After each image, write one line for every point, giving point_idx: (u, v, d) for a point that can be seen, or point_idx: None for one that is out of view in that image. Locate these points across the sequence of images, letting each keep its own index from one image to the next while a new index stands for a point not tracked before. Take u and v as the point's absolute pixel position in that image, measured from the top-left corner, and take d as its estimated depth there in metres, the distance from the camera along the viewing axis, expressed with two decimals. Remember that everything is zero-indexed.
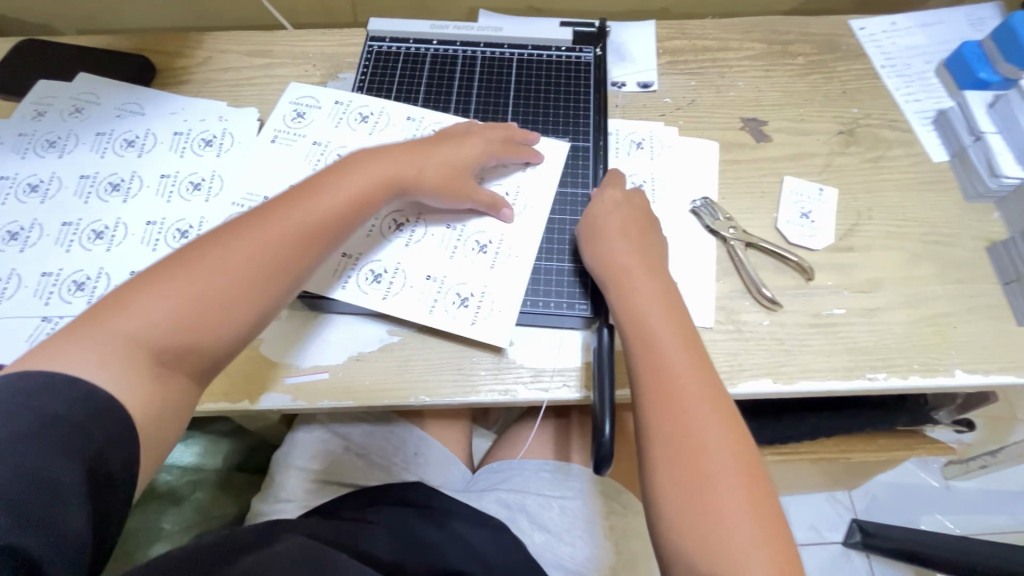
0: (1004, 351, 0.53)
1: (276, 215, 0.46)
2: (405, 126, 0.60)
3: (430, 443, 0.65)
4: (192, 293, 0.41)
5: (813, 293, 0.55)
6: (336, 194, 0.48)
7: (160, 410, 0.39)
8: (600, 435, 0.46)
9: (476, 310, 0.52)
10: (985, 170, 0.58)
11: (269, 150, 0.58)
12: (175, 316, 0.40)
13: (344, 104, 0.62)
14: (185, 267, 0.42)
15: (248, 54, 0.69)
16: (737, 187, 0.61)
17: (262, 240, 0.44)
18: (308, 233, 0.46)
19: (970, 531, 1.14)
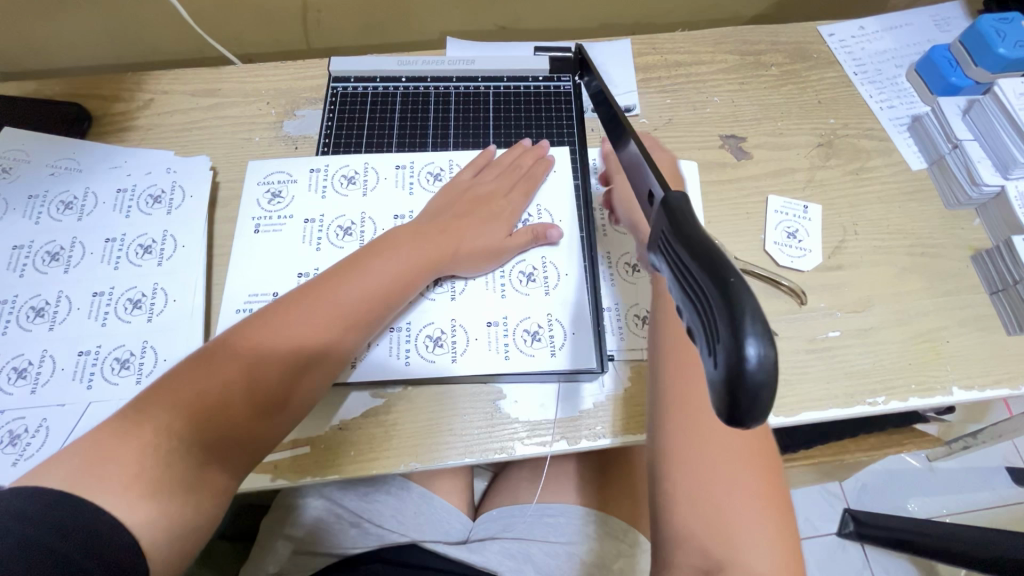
0: (997, 362, 0.53)
1: (320, 300, 0.44)
2: (400, 177, 0.57)
3: (430, 499, 0.63)
4: (233, 384, 0.39)
5: (808, 316, 0.54)
6: (379, 276, 0.46)
7: (190, 520, 0.36)
8: (741, 349, 0.19)
9: (537, 365, 0.50)
10: (965, 179, 0.58)
11: (263, 243, 0.53)
12: (209, 410, 0.38)
13: (324, 166, 0.57)
14: (224, 355, 0.40)
15: (194, 95, 0.64)
16: (722, 210, 0.59)
17: (301, 329, 0.42)
18: (355, 321, 0.45)
19: (957, 511, 1.16)
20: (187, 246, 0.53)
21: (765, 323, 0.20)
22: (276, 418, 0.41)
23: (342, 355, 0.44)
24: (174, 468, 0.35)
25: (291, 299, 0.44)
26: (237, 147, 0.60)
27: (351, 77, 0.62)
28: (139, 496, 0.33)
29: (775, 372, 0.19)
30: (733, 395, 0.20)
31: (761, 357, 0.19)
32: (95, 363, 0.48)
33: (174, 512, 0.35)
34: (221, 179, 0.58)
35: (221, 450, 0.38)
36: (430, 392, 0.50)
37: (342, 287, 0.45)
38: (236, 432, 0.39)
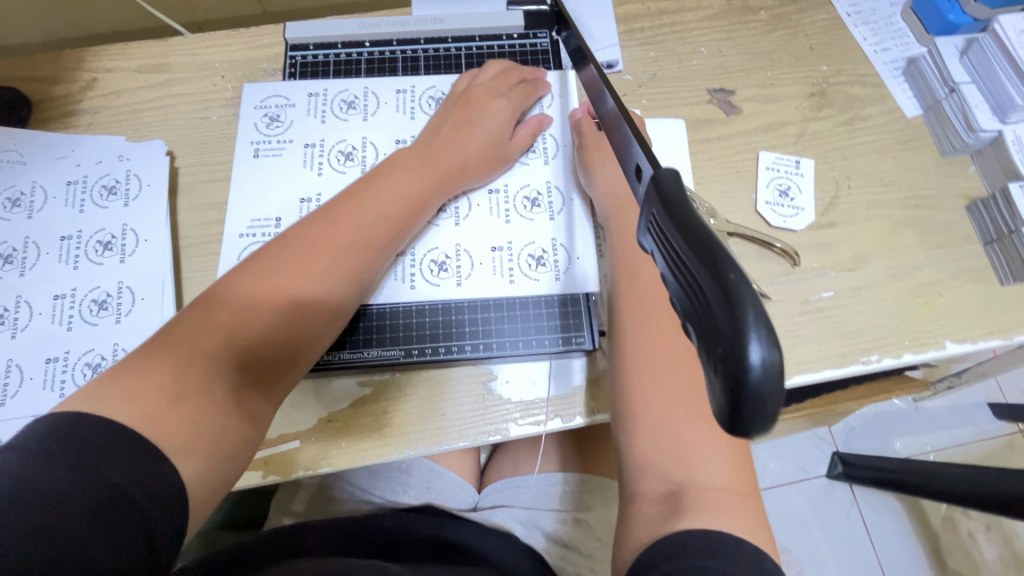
0: (989, 314, 0.52)
1: (328, 224, 0.43)
2: (394, 102, 0.55)
3: (439, 473, 0.62)
4: (262, 309, 0.39)
5: (801, 278, 0.53)
6: (390, 198, 0.45)
7: (227, 454, 0.37)
8: (742, 355, 0.18)
9: (542, 289, 0.51)
10: (962, 125, 0.56)
11: (263, 169, 0.52)
12: (239, 339, 0.38)
13: (322, 90, 0.55)
14: (241, 285, 0.40)
15: (142, 71, 0.59)
16: (712, 171, 0.57)
17: (305, 256, 0.41)
18: (364, 246, 0.44)
19: (940, 447, 1.21)
20: (151, 240, 0.50)
21: (769, 326, 0.18)
22: (301, 347, 0.41)
23: (360, 281, 0.44)
24: (209, 393, 0.36)
25: (303, 227, 0.43)
26: (193, 128, 0.56)
27: (310, 44, 0.57)
28: (182, 426, 0.34)
29: (780, 381, 0.18)
30: (734, 403, 0.18)
31: (766, 363, 0.18)
32: (64, 370, 0.46)
33: (211, 446, 0.35)
34: (179, 164, 0.54)
35: (258, 377, 0.39)
36: (417, 379, 0.49)
37: (349, 212, 0.44)
38: (268, 358, 0.40)
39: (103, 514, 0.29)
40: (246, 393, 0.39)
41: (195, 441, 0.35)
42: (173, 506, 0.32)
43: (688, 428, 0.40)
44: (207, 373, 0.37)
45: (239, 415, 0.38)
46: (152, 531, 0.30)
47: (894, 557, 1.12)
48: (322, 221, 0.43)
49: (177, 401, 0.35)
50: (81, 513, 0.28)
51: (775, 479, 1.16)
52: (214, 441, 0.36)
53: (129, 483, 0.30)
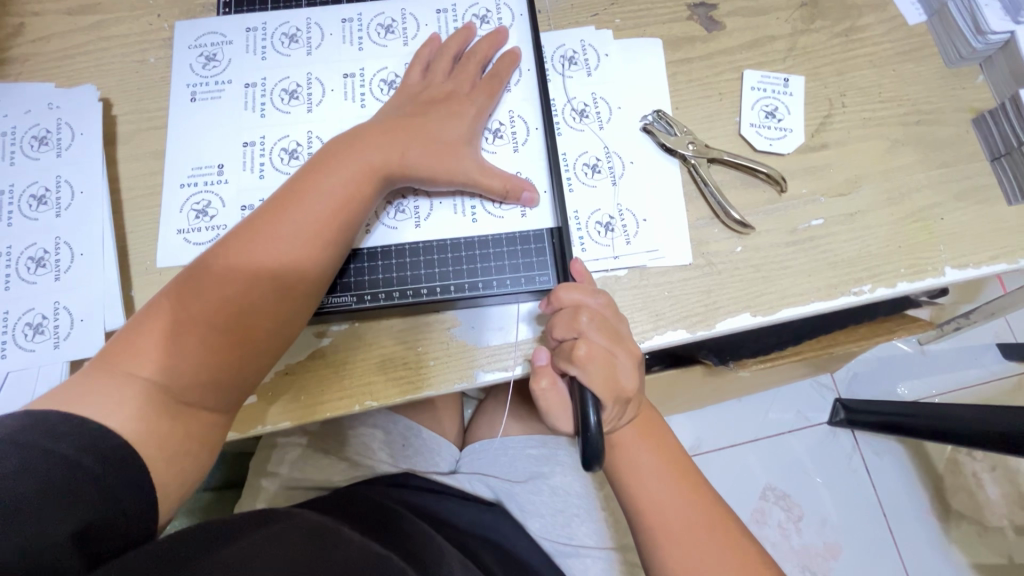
0: (995, 236, 0.48)
1: (260, 232, 0.40)
2: (340, 35, 0.50)
3: (416, 431, 0.62)
4: (194, 335, 0.37)
5: (789, 205, 0.49)
6: (326, 196, 0.41)
7: (183, 455, 0.37)
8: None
9: (506, 228, 0.47)
10: (969, 28, 0.50)
11: (201, 114, 0.48)
12: (176, 360, 0.37)
13: (262, 24, 0.50)
14: (178, 301, 0.38)
15: (73, 13, 0.54)
16: (692, 94, 0.52)
17: (235, 270, 0.39)
18: (303, 252, 0.40)
19: (945, 390, 1.18)
20: (88, 192, 0.47)
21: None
22: (247, 362, 0.39)
23: (307, 288, 0.41)
24: (155, 405, 0.36)
25: (235, 235, 0.40)
26: (129, 72, 0.52)
27: None
28: (120, 431, 0.34)
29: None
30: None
31: None
32: (5, 331, 0.44)
33: (163, 450, 0.36)
34: (116, 112, 0.50)
35: (201, 400, 0.38)
36: (381, 327, 0.46)
37: (281, 215, 0.40)
38: (210, 375, 0.38)
39: (51, 483, 0.29)
40: (192, 411, 0.38)
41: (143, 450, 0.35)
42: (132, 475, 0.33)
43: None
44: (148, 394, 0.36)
45: (191, 428, 0.37)
46: (112, 493, 0.31)
47: (897, 500, 1.12)
48: (254, 229, 0.40)
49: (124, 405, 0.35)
50: (24, 479, 0.29)
51: (776, 429, 1.15)
52: (155, 444, 0.35)
53: (79, 454, 0.31)
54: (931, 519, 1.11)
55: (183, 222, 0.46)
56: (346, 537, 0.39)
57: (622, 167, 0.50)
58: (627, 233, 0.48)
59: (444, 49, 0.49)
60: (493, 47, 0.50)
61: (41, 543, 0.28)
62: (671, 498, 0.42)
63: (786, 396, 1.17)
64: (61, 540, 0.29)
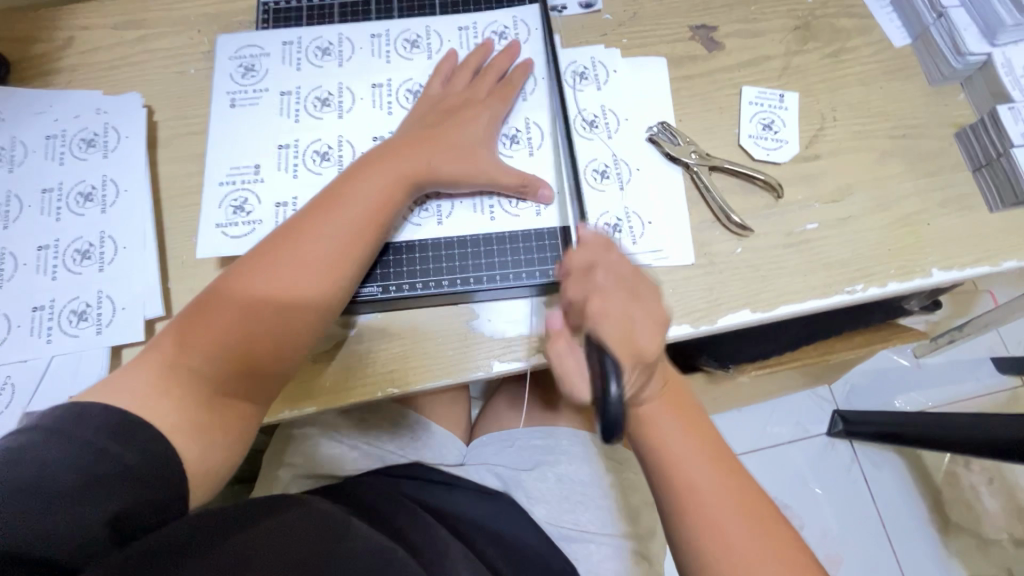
0: (978, 240, 0.52)
1: (292, 236, 0.42)
2: (372, 48, 0.55)
3: (429, 426, 0.64)
4: (227, 330, 0.40)
5: (785, 210, 0.52)
6: (354, 203, 0.44)
7: (216, 444, 0.39)
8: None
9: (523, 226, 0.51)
10: (950, 50, 0.55)
11: (239, 118, 0.52)
12: (209, 353, 0.39)
13: (302, 37, 0.54)
14: (215, 298, 0.41)
15: (119, 28, 0.58)
16: (694, 107, 0.56)
17: (266, 270, 0.41)
18: (334, 255, 0.43)
19: (942, 402, 1.20)
20: (131, 191, 0.50)
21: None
22: (277, 359, 0.41)
23: (336, 288, 0.43)
24: (189, 395, 0.38)
25: (270, 239, 0.43)
26: (171, 82, 0.56)
27: None
28: (168, 412, 0.37)
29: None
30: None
31: None
32: (51, 318, 0.47)
33: (195, 437, 0.38)
34: (158, 117, 0.54)
35: (242, 387, 0.40)
36: (402, 319, 0.49)
37: (312, 220, 0.43)
38: (242, 368, 0.40)
39: (91, 475, 0.32)
40: (224, 402, 0.40)
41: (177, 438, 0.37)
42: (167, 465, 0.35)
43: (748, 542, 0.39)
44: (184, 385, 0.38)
45: (223, 418, 0.40)
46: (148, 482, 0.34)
47: (896, 511, 1.13)
48: (287, 232, 0.43)
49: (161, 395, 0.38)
50: (68, 471, 0.32)
51: (776, 439, 1.17)
52: (190, 431, 0.37)
53: (117, 446, 0.34)
54: (930, 530, 1.12)
55: (220, 218, 0.49)
56: (361, 527, 0.40)
57: (629, 173, 0.53)
58: (633, 234, 0.51)
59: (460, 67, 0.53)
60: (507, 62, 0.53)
61: (83, 531, 0.30)
62: (698, 462, 0.42)
63: (785, 407, 1.19)
64: (99, 529, 0.31)
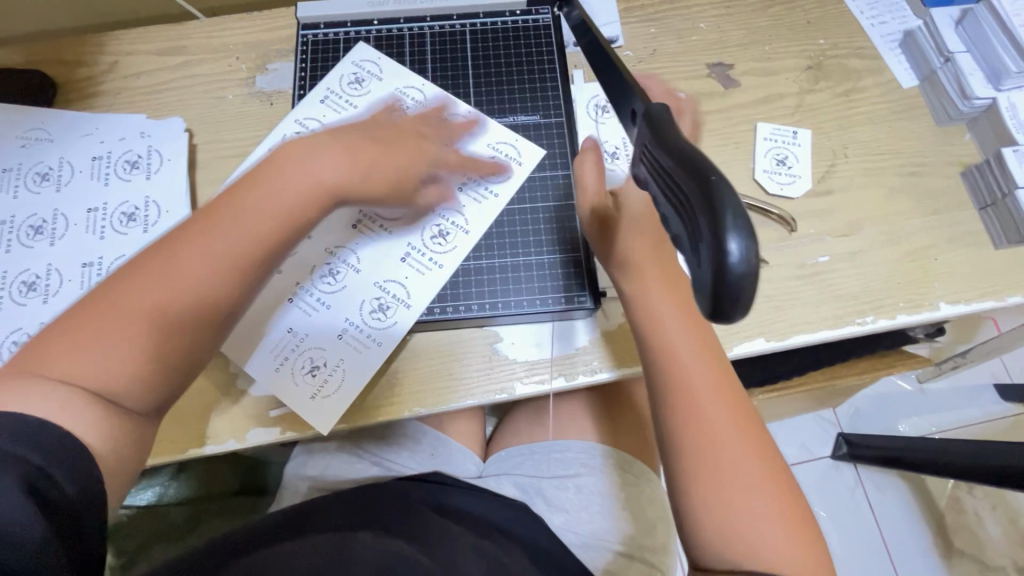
0: (984, 276, 0.54)
1: (229, 205, 0.38)
2: (386, 84, 0.57)
3: (446, 442, 0.66)
4: (140, 303, 0.35)
5: (798, 243, 0.54)
6: (305, 172, 0.40)
7: (118, 440, 0.34)
8: (728, 247, 0.19)
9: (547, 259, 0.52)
10: (957, 93, 0.57)
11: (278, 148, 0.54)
12: (119, 331, 0.34)
13: (297, 121, 0.56)
14: (132, 273, 0.36)
15: (161, 54, 0.61)
16: (710, 142, 0.58)
17: (199, 240, 0.37)
18: (274, 228, 0.38)
19: (945, 427, 1.21)
20: (173, 212, 0.53)
21: (747, 220, 0.19)
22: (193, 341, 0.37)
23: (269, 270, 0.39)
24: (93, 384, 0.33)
25: (207, 211, 0.38)
26: (210, 107, 0.58)
27: (321, 23, 0.60)
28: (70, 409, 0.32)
29: (755, 266, 0.19)
30: (716, 294, 0.19)
31: (743, 252, 0.19)
32: None
33: (97, 434, 0.33)
34: (198, 141, 0.57)
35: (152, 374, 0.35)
36: (429, 341, 0.51)
37: (257, 190, 0.39)
38: (157, 353, 0.35)
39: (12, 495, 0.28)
40: (131, 392, 0.35)
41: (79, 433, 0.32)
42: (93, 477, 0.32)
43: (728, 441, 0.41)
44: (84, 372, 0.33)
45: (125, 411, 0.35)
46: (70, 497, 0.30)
47: (900, 535, 1.13)
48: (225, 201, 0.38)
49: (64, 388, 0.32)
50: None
51: None
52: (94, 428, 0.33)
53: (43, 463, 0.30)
54: (934, 555, 1.12)
55: None
56: None
57: None
58: None
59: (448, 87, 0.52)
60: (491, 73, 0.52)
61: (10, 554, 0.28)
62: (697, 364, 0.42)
63: (790, 429, 1.20)
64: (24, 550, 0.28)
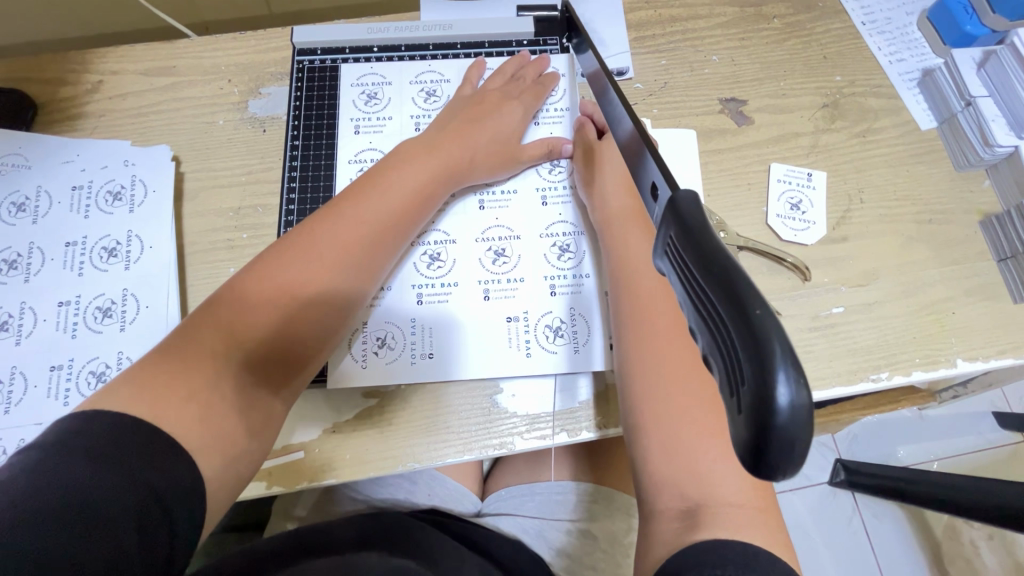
0: (1002, 332, 0.52)
1: (334, 216, 0.44)
2: (399, 85, 0.56)
3: (443, 481, 0.64)
4: (268, 310, 0.40)
5: (812, 293, 0.52)
6: (395, 189, 0.46)
7: (241, 453, 0.37)
8: (771, 394, 0.17)
9: (552, 300, 0.51)
10: (977, 139, 0.55)
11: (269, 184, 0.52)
12: (248, 337, 0.39)
13: (352, 159, 0.54)
14: (248, 285, 0.40)
15: (148, 74, 0.58)
16: (722, 182, 0.56)
17: (312, 248, 0.42)
18: (378, 236, 0.45)
19: (943, 456, 1.20)
20: (156, 247, 0.50)
21: (796, 362, 0.17)
22: (312, 345, 0.42)
23: (372, 276, 0.45)
24: (227, 390, 0.37)
25: (310, 221, 0.44)
26: (199, 132, 0.55)
27: (317, 48, 0.57)
28: (199, 425, 0.35)
29: (808, 422, 0.17)
30: (762, 447, 0.18)
31: (793, 403, 0.17)
32: (69, 377, 0.46)
33: (232, 445, 0.36)
34: (186, 169, 0.54)
35: (272, 372, 0.40)
36: (425, 393, 0.48)
37: (356, 200, 0.45)
38: (278, 354, 0.40)
39: (123, 510, 0.30)
40: (258, 395, 0.39)
41: (219, 442, 0.35)
42: (195, 493, 0.33)
43: (680, 360, 0.42)
44: (221, 372, 0.37)
45: (259, 410, 0.39)
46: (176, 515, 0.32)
47: (896, 564, 1.12)
48: (331, 214, 0.44)
49: (188, 400, 0.35)
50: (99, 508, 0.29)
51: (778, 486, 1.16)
52: (222, 439, 0.36)
53: (153, 474, 0.31)
54: None
55: None
56: None
57: None
58: None
59: (492, 79, 0.55)
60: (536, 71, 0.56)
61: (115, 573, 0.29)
62: (656, 293, 0.45)
63: None
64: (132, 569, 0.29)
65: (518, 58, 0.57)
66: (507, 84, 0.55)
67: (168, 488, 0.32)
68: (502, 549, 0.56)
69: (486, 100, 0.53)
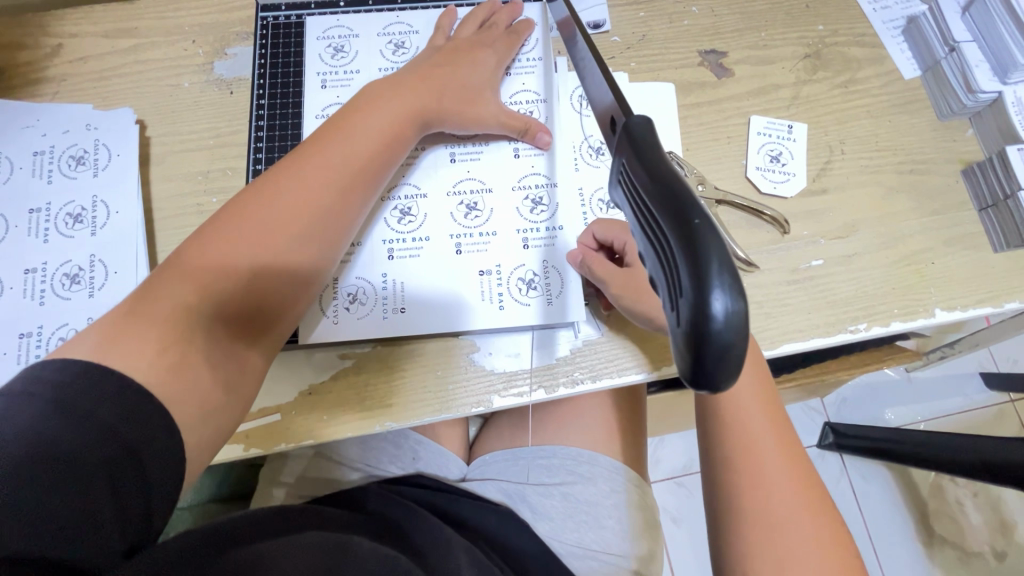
0: (981, 281, 0.51)
1: (299, 164, 0.43)
2: (367, 38, 0.55)
3: (428, 445, 0.64)
4: (237, 260, 0.39)
5: (790, 246, 0.52)
6: (362, 135, 0.45)
7: (218, 407, 0.37)
8: (707, 303, 0.17)
9: (526, 254, 0.50)
10: (960, 86, 0.54)
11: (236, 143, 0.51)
12: (217, 288, 0.38)
13: (318, 115, 0.53)
14: (212, 237, 0.39)
15: (108, 36, 0.56)
16: (701, 136, 0.55)
17: (278, 198, 0.41)
18: (346, 183, 0.43)
19: (930, 417, 1.21)
20: (123, 212, 0.49)
21: (734, 274, 0.17)
22: (284, 296, 0.41)
23: (344, 225, 0.44)
24: (200, 342, 0.37)
25: (276, 170, 0.43)
26: (164, 95, 0.54)
27: (282, 4, 0.55)
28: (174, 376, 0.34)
29: (742, 329, 0.17)
30: (699, 355, 0.18)
31: (729, 312, 0.17)
32: (39, 344, 0.45)
33: (207, 398, 0.36)
34: (151, 133, 0.52)
35: (245, 324, 0.39)
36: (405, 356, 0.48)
37: (322, 147, 0.44)
38: (250, 306, 0.39)
39: (94, 461, 0.29)
40: (233, 347, 0.39)
41: (196, 394, 0.35)
42: (169, 446, 0.32)
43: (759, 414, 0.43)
44: (192, 325, 0.37)
45: (234, 363, 0.39)
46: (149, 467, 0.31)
47: (882, 522, 1.14)
48: (297, 163, 0.43)
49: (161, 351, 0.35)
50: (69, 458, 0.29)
51: None
52: (197, 391, 0.35)
53: (124, 427, 0.31)
54: (914, 543, 1.13)
55: None
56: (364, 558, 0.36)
57: None
58: None
59: (462, 26, 0.54)
60: (509, 20, 0.55)
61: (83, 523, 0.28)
62: None
63: None
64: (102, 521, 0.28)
65: (487, 5, 0.55)
66: (479, 31, 0.53)
67: (139, 440, 0.31)
68: (487, 525, 0.57)
69: (457, 46, 0.52)
